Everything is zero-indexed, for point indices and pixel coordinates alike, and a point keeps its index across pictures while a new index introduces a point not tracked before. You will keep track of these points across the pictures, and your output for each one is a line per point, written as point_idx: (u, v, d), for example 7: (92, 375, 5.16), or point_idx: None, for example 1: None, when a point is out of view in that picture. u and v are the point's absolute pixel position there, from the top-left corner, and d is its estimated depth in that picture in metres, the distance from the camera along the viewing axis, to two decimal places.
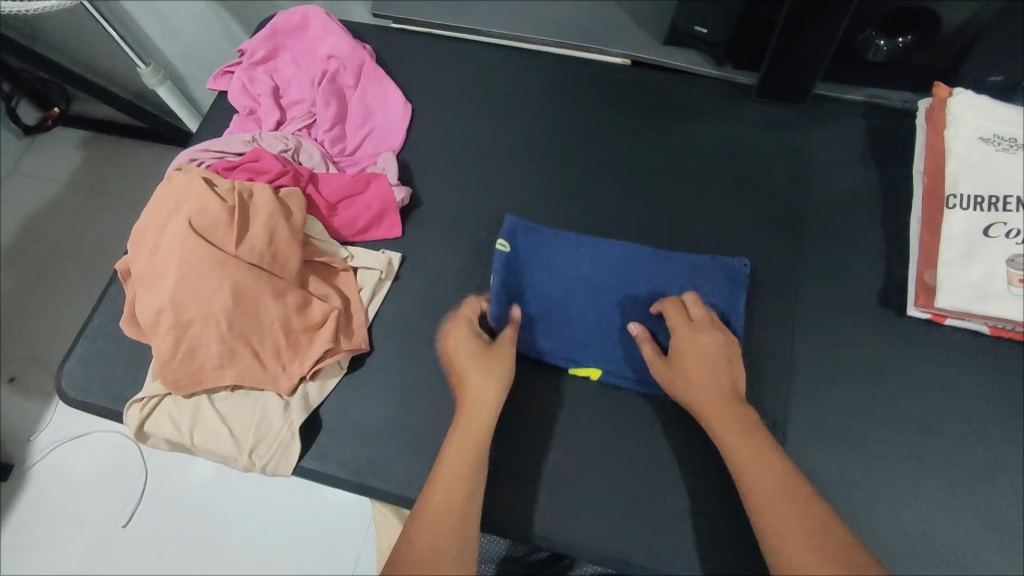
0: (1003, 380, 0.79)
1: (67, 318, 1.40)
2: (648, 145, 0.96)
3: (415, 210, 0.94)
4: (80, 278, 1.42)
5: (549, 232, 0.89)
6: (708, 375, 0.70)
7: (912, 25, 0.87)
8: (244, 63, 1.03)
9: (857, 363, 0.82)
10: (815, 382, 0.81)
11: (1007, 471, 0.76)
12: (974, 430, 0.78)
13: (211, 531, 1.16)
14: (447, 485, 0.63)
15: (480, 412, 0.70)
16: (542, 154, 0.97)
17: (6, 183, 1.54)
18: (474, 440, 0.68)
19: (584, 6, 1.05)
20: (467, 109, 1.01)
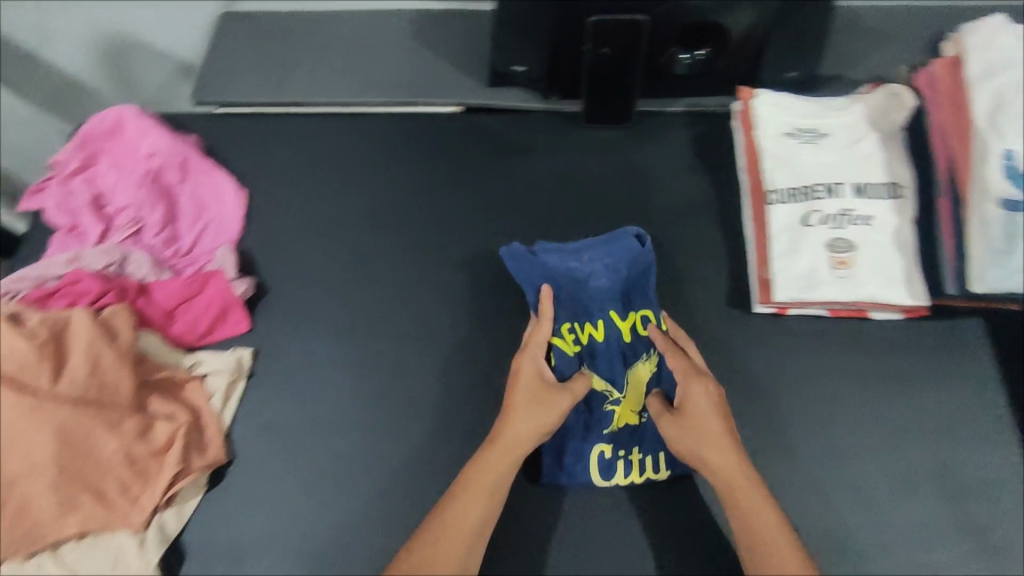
0: (849, 357, 0.83)
1: None
2: (492, 193, 0.98)
3: (261, 299, 0.91)
4: None
5: (634, 256, 0.87)
6: (719, 420, 0.73)
7: (705, 38, 0.91)
8: (57, 176, 0.96)
9: (718, 368, 0.83)
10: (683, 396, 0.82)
11: (867, 443, 0.78)
12: (834, 411, 0.80)
13: None
14: (456, 514, 0.69)
15: (508, 447, 0.73)
16: (385, 220, 0.97)
17: None
18: (499, 471, 0.72)
19: (406, 62, 1.05)
20: (304, 187, 1.00)
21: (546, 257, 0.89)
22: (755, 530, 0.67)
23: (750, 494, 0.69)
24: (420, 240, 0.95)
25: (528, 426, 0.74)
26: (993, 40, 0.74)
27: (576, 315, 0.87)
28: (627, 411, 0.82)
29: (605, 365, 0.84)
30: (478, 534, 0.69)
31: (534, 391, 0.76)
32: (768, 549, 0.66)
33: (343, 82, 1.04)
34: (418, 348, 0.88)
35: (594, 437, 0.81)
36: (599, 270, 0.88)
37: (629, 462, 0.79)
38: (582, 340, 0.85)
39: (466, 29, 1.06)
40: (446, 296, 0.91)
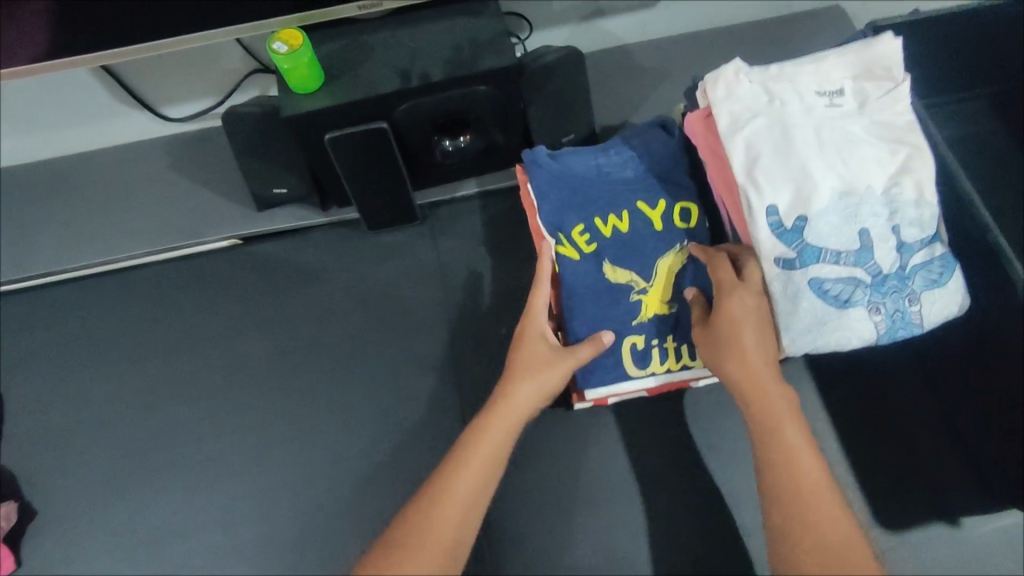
0: (669, 436, 0.81)
1: None
2: (275, 330, 0.87)
3: (30, 524, 0.79)
4: None
5: (659, 153, 0.81)
6: (755, 335, 0.62)
7: (465, 122, 0.82)
8: None
9: (537, 486, 0.80)
10: (512, 521, 0.79)
11: (692, 529, 0.77)
12: (659, 503, 0.78)
13: None
14: (449, 487, 0.58)
15: (515, 410, 0.63)
16: (169, 388, 0.85)
17: None
18: (501, 438, 0.62)
19: (167, 198, 0.93)
20: (69, 369, 0.87)
21: (565, 159, 0.82)
22: (782, 462, 0.57)
23: (780, 415, 0.59)
24: (214, 405, 0.84)
25: (532, 384, 0.65)
26: (734, 89, 0.71)
27: (597, 207, 0.79)
28: (656, 300, 0.77)
29: (631, 258, 0.77)
30: (472, 512, 0.58)
31: (538, 350, 0.67)
32: (792, 490, 0.55)
33: (91, 239, 0.91)
34: (217, 538, 0.78)
35: (623, 331, 0.76)
36: (626, 160, 0.82)
37: (665, 350, 0.76)
38: (605, 234, 0.78)
39: (223, 149, 0.95)
40: (241, 468, 0.81)
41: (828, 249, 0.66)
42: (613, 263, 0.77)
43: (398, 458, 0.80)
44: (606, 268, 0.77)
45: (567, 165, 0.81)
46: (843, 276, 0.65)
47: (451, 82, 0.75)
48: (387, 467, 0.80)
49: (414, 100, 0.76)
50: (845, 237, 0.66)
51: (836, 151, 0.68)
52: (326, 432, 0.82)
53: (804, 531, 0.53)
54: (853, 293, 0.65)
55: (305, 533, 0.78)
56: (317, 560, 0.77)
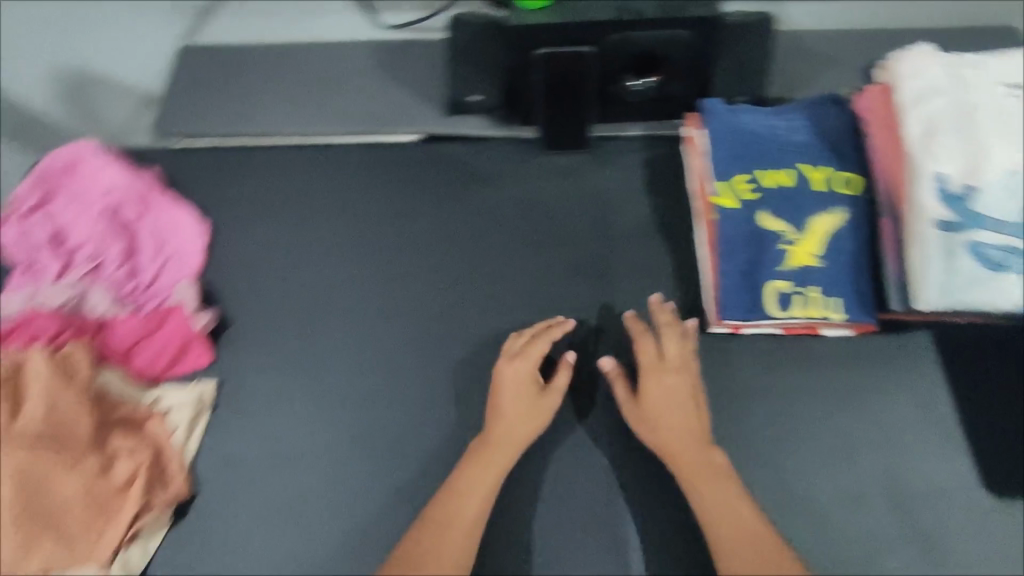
0: (810, 372, 0.83)
1: None
2: (451, 218, 0.97)
3: (226, 331, 0.90)
4: None
5: (830, 123, 0.88)
6: (681, 407, 0.79)
7: (655, 65, 0.93)
8: (14, 213, 0.96)
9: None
10: (649, 419, 0.82)
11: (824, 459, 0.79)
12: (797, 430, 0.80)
13: None
14: (451, 509, 0.75)
15: (502, 446, 0.78)
16: (352, 247, 0.95)
17: None
18: (492, 470, 0.77)
19: (373, 93, 1.06)
20: (268, 215, 0.98)
21: (743, 115, 0.90)
22: (731, 519, 0.72)
23: (713, 477, 0.75)
24: (387, 268, 0.94)
25: (516, 424, 0.79)
26: (919, 68, 0.77)
27: (763, 161, 0.87)
28: (804, 252, 0.82)
29: (787, 210, 0.84)
30: (473, 528, 0.74)
31: (528, 398, 0.81)
32: (741, 547, 0.71)
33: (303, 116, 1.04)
34: (376, 379, 0.87)
35: (769, 275, 0.82)
36: (797, 126, 0.89)
37: (807, 298, 0.81)
38: (765, 185, 0.85)
39: (425, 60, 1.07)
40: (404, 326, 0.90)
41: (990, 219, 0.72)
42: (767, 212, 0.84)
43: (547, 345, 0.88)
44: (759, 216, 0.84)
45: (744, 121, 0.90)
46: (1000, 245, 0.72)
47: (663, 20, 0.86)
48: None
49: (627, 32, 0.87)
50: (1009, 211, 0.72)
51: (1015, 133, 0.72)
52: (484, 311, 0.91)
53: None
54: (1006, 260, 0.72)
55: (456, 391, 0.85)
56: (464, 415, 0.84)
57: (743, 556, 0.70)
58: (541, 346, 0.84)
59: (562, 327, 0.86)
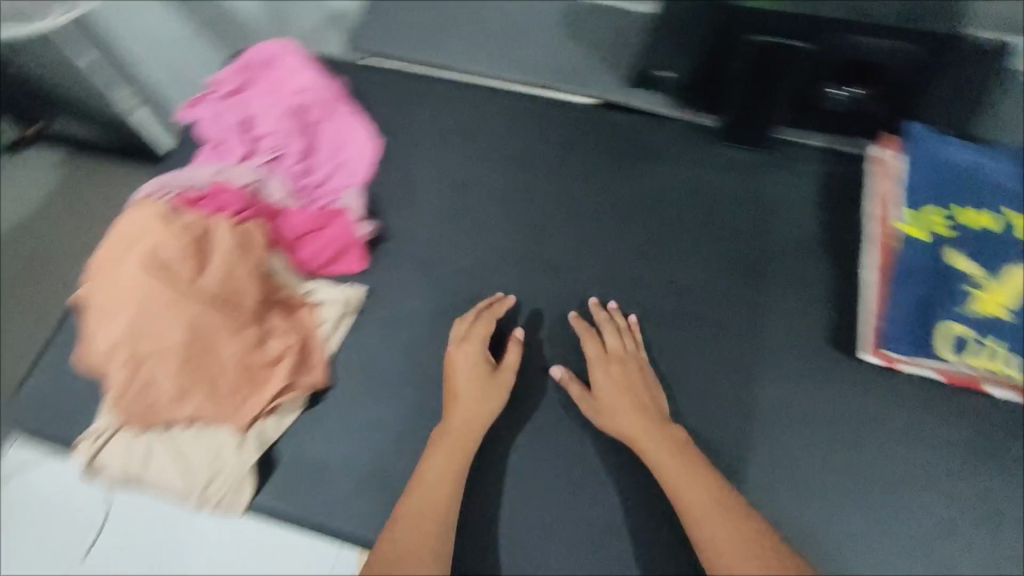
0: (961, 424, 0.79)
1: None
2: (615, 189, 0.97)
3: (381, 244, 0.93)
4: None
5: None
6: (631, 392, 0.79)
7: (866, 80, 0.90)
8: (214, 95, 1.03)
9: (808, 414, 0.81)
10: (777, 427, 0.81)
11: (955, 515, 0.75)
12: (931, 477, 0.77)
13: None
14: (421, 497, 0.72)
15: (469, 427, 0.78)
16: (510, 192, 0.97)
17: None
18: (457, 456, 0.76)
19: (557, 48, 1.07)
20: (438, 145, 1.01)
21: (951, 148, 0.85)
22: (695, 485, 0.71)
23: (674, 452, 0.74)
24: (541, 220, 0.95)
25: (483, 403, 0.79)
26: None
27: (964, 199, 0.82)
28: (993, 301, 0.78)
29: (984, 253, 0.79)
30: (445, 516, 0.71)
31: (481, 380, 0.81)
32: (710, 513, 0.68)
33: (490, 61, 1.07)
34: (513, 325, 0.89)
35: (948, 315, 0.78)
36: (1010, 168, 0.83)
37: (985, 347, 0.77)
38: (963, 224, 0.81)
39: (615, 24, 1.07)
40: (549, 282, 0.91)
41: None
42: (960, 252, 0.80)
43: (687, 333, 0.87)
44: (949, 254, 0.80)
45: (951, 153, 0.85)
46: None
47: (898, 32, 0.83)
48: (673, 336, 0.87)
49: (856, 35, 0.83)
50: None
51: None
52: (630, 286, 0.90)
53: (747, 561, 0.64)
54: None
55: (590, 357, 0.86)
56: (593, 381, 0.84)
57: (715, 528, 0.67)
58: (484, 329, 0.84)
59: (502, 307, 0.87)
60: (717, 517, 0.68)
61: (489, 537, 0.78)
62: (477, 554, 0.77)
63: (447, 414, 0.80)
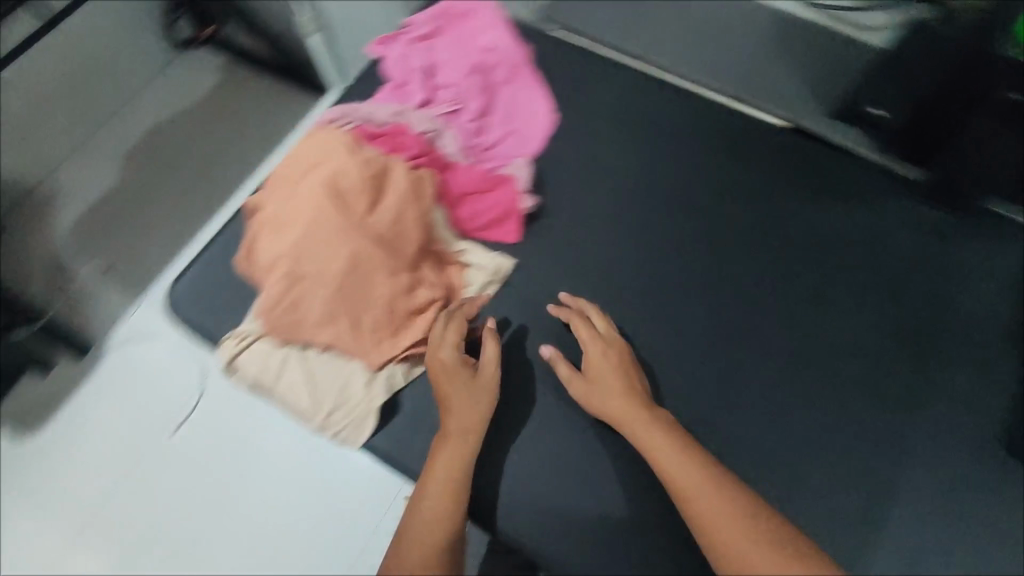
0: None
1: (161, 233, 1.60)
2: (793, 221, 0.91)
3: (538, 219, 0.91)
4: (163, 207, 1.62)
5: None
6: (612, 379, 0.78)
7: None
8: (405, 36, 1.03)
9: (946, 511, 0.76)
10: (904, 513, 0.77)
11: None
12: None
13: (220, 461, 1.27)
14: (427, 512, 0.70)
15: (463, 429, 0.76)
16: (676, 197, 0.93)
17: (143, 96, 1.73)
18: (457, 462, 0.74)
19: (753, 62, 1.06)
20: (613, 131, 0.98)
21: None
22: (687, 473, 0.70)
23: (662, 438, 0.73)
24: (703, 233, 0.91)
25: (473, 404, 0.77)
26: None
27: None
28: None
29: None
30: (452, 527, 0.70)
31: (465, 381, 0.78)
32: (707, 507, 0.67)
33: (684, 65, 1.07)
34: (655, 335, 0.85)
35: None
36: None
37: None
38: None
39: (817, 54, 1.05)
40: (701, 300, 0.87)
41: None
42: None
43: (839, 394, 0.82)
44: None
45: None
46: None
47: None
48: (817, 390, 0.82)
49: None
50: None
51: None
52: (789, 328, 0.85)
53: (748, 547, 0.63)
54: None
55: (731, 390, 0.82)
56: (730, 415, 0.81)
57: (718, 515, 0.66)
58: (457, 326, 0.81)
59: (472, 306, 0.84)
60: (713, 508, 0.67)
61: (588, 539, 0.76)
62: (573, 554, 0.75)
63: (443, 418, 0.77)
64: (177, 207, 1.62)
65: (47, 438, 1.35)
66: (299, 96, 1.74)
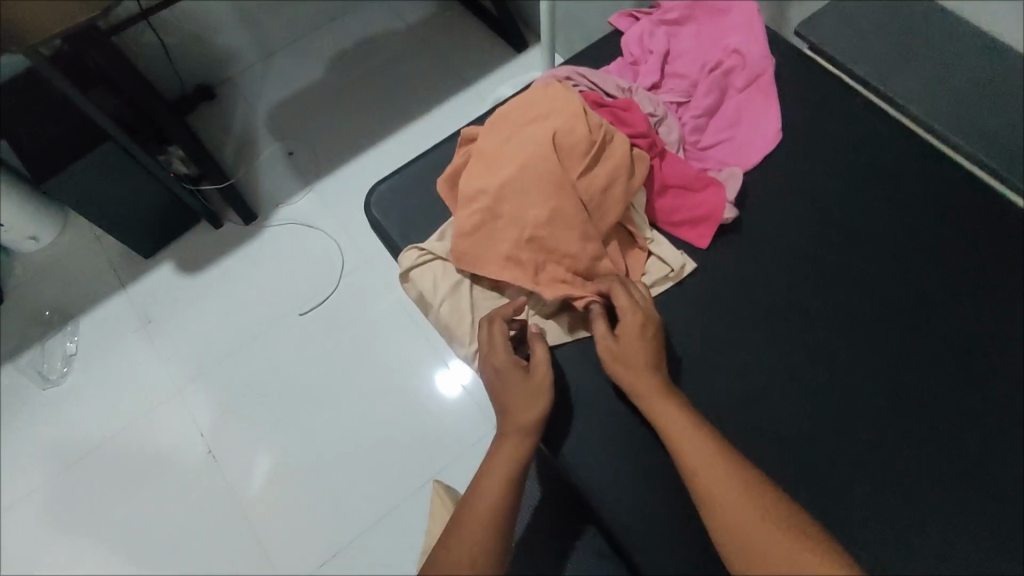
0: None
1: (342, 132, 1.76)
2: (1004, 325, 0.84)
3: (730, 234, 0.91)
4: (353, 111, 1.78)
5: None
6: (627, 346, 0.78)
7: None
8: (653, 17, 1.03)
9: None
10: None
11: None
12: None
13: (348, 344, 1.54)
14: (480, 501, 0.71)
15: (518, 429, 0.77)
16: (875, 253, 0.89)
17: (366, 8, 1.90)
18: (514, 458, 0.75)
19: (1013, 138, 0.96)
20: (832, 169, 0.94)
21: None
22: (696, 454, 0.70)
23: (678, 424, 0.73)
24: (894, 300, 0.86)
25: (525, 406, 0.78)
26: None
27: None
28: None
29: None
30: (503, 517, 0.70)
31: (514, 385, 0.79)
32: (713, 492, 0.67)
33: (933, 118, 0.99)
34: (814, 383, 0.82)
35: None
36: None
37: None
38: None
39: None
40: (872, 365, 0.83)
41: None
42: None
43: (1001, 518, 0.76)
44: None
45: None
46: None
47: None
48: (968, 496, 0.77)
49: None
50: None
51: None
52: (966, 433, 0.80)
53: (763, 538, 0.63)
54: None
55: (885, 471, 0.78)
56: (871, 494, 0.77)
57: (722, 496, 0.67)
58: (503, 328, 0.82)
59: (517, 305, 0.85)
60: (722, 494, 0.67)
61: (685, 554, 0.78)
62: (667, 561, 0.78)
63: (501, 423, 0.79)
64: (373, 119, 1.77)
65: (212, 279, 1.63)
66: (502, 48, 1.82)
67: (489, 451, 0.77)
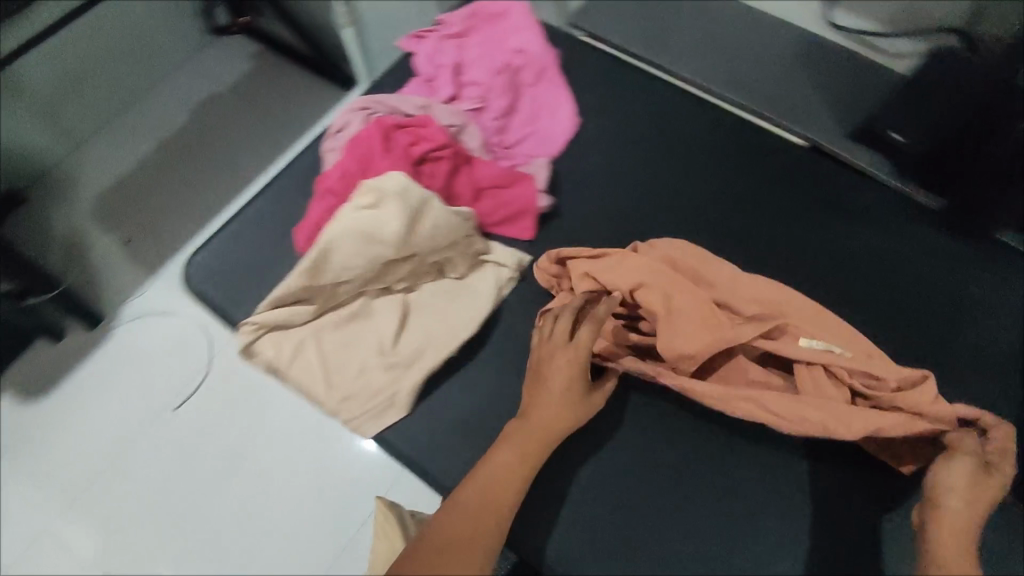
0: None
1: (172, 207, 1.62)
2: (810, 243, 0.92)
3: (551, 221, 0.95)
4: (175, 184, 1.63)
5: None
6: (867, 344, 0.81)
7: None
8: (438, 32, 1.05)
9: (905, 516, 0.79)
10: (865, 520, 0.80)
11: None
12: None
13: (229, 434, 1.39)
14: (492, 477, 0.73)
15: (546, 423, 0.77)
16: (685, 207, 0.95)
17: None
18: (534, 445, 0.76)
19: (778, 84, 1.07)
20: (631, 140, 1.00)
21: None
22: (957, 523, 0.66)
23: (963, 498, 0.68)
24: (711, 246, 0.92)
25: (562, 413, 0.77)
26: None
27: None
28: None
29: None
30: (508, 508, 0.71)
31: (565, 400, 0.78)
32: (949, 539, 0.65)
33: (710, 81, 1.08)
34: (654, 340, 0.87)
35: None
36: None
37: None
38: None
39: (844, 80, 1.07)
40: None
41: None
42: None
43: None
44: None
45: None
46: None
47: None
48: None
49: None
50: None
51: None
52: None
53: None
54: None
55: None
56: None
57: (936, 535, 0.66)
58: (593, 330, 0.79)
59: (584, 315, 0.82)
60: (938, 538, 0.65)
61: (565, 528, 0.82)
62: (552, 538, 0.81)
63: (527, 409, 0.79)
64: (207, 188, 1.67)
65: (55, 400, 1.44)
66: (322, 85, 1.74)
67: (506, 430, 0.78)
